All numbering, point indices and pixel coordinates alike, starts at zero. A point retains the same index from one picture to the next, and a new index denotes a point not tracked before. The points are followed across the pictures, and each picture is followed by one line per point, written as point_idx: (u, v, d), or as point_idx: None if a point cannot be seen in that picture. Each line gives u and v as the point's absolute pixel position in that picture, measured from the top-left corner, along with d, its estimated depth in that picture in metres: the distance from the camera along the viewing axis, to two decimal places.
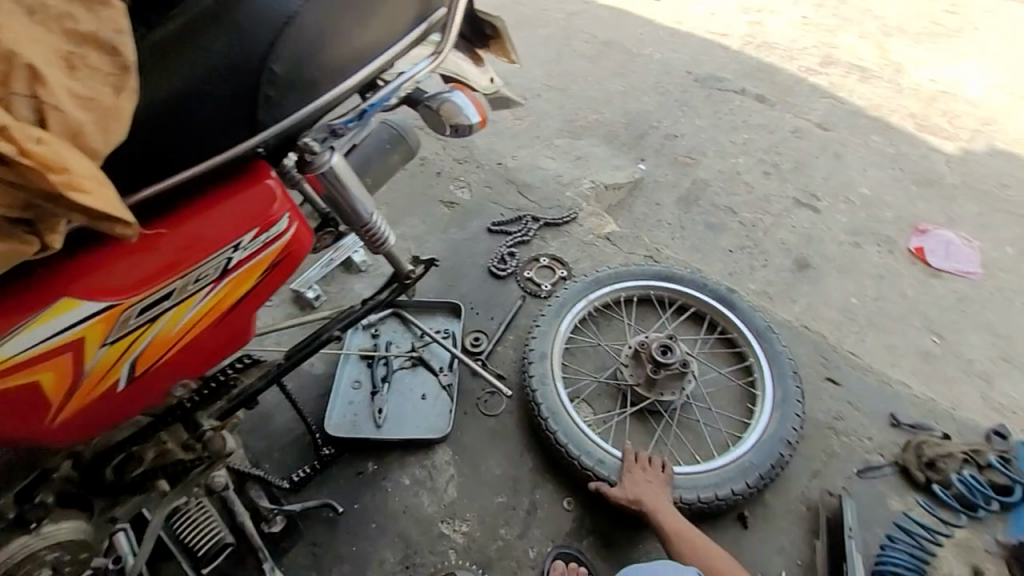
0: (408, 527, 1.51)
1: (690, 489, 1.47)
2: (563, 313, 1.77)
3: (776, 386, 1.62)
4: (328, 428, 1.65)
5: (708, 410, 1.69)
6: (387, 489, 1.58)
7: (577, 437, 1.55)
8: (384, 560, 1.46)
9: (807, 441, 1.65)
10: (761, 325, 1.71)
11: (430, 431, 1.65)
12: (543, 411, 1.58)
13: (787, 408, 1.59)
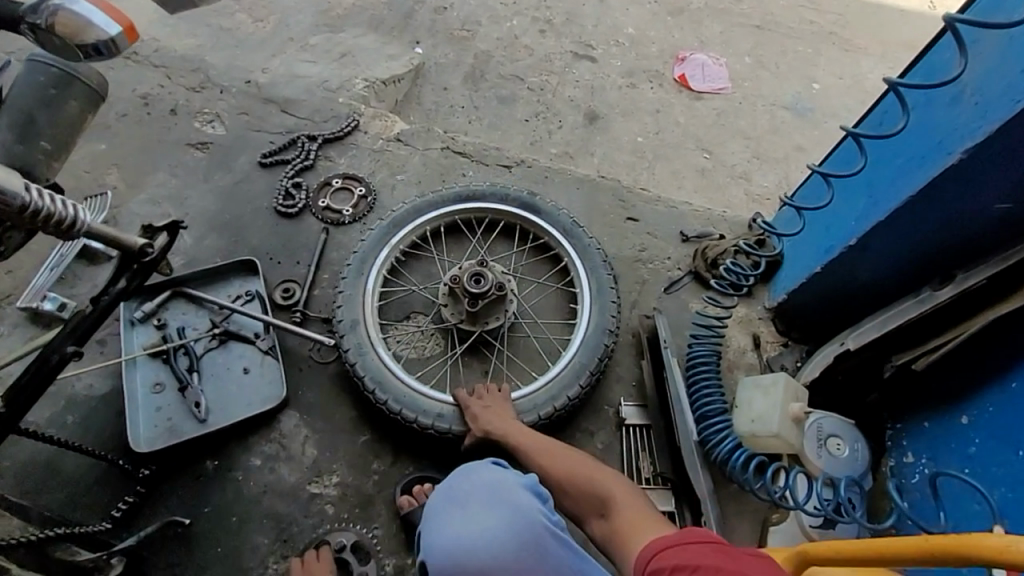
0: (277, 506, 1.41)
1: (530, 412, 1.47)
2: (365, 269, 1.59)
3: (589, 277, 1.62)
4: (138, 445, 1.41)
5: (537, 325, 1.67)
6: (242, 475, 1.44)
7: (410, 401, 1.45)
8: (260, 546, 1.37)
9: (622, 280, 1.83)
10: (565, 216, 1.69)
11: (263, 404, 1.49)
12: (368, 385, 1.46)
13: (604, 295, 1.61)
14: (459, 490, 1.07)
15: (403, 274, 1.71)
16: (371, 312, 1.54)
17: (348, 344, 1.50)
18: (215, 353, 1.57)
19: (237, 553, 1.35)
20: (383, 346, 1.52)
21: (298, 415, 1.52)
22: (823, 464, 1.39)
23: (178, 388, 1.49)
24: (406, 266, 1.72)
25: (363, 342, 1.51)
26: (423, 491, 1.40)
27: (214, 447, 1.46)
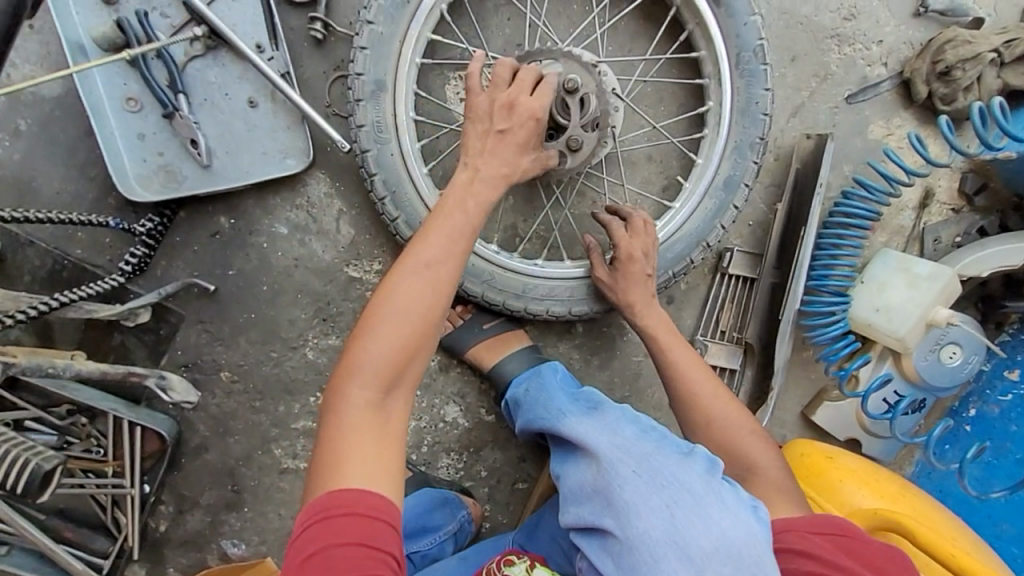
0: (311, 282, 1.23)
1: (563, 302, 1.16)
2: (410, 17, 1.03)
3: (736, 100, 1.09)
4: (128, 183, 1.11)
5: (620, 186, 1.22)
6: (265, 239, 1.21)
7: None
8: (297, 318, 1.25)
9: (799, 65, 1.23)
10: (752, 14, 1.06)
11: (285, 159, 1.15)
12: (379, 188, 1.06)
13: (747, 129, 1.10)
14: (684, 534, 0.72)
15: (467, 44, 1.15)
16: (407, 81, 1.04)
17: (365, 121, 1.04)
18: (207, 66, 1.11)
19: (272, 321, 1.24)
20: (410, 137, 1.07)
21: (327, 181, 1.20)
22: (924, 367, 1.23)
23: (162, 113, 1.09)
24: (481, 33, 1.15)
25: (384, 121, 1.05)
26: (456, 315, 1.25)
27: (228, 201, 1.19)
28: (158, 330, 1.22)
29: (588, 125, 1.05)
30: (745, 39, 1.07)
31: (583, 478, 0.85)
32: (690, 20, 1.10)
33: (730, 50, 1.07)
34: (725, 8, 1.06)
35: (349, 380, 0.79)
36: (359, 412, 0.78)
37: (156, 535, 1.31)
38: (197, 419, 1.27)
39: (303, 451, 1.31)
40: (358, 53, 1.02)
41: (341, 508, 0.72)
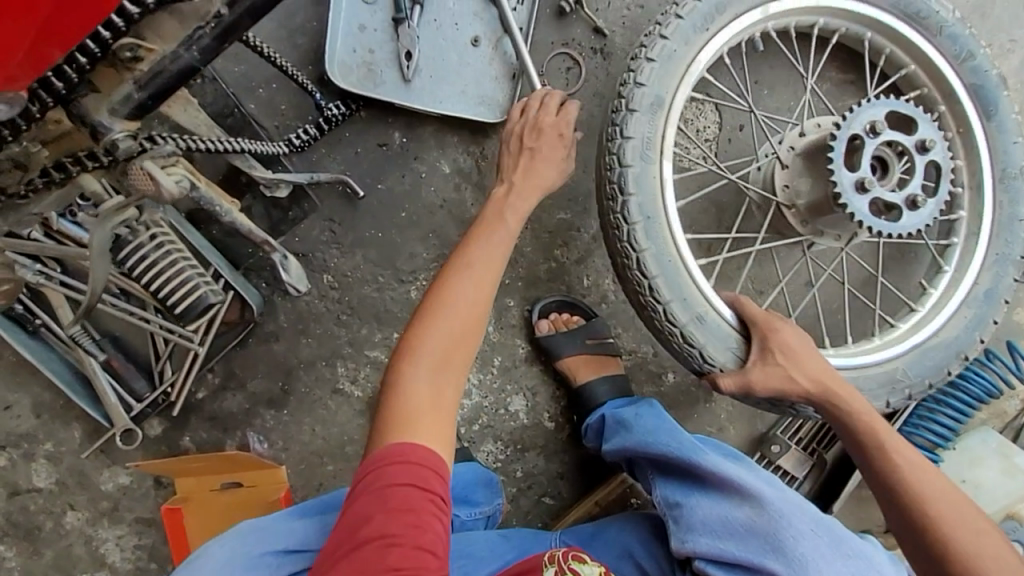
0: (448, 227, 1.22)
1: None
2: (727, 22, 0.97)
3: (998, 214, 1.06)
4: (331, 64, 1.10)
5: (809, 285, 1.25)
6: (426, 169, 1.20)
7: (673, 273, 0.97)
8: (418, 255, 1.23)
9: None
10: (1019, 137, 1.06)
11: (480, 105, 1.15)
12: (633, 212, 0.94)
13: (1006, 246, 1.06)
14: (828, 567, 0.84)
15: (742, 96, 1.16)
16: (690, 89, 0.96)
17: (638, 107, 0.94)
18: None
19: (395, 247, 1.23)
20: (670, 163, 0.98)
21: None
22: None
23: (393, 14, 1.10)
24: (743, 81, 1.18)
25: (653, 138, 0.96)
26: (562, 321, 1.22)
27: (408, 121, 1.18)
28: (286, 210, 1.19)
29: (912, 199, 0.92)
30: (1011, 158, 1.06)
31: (722, 507, 0.89)
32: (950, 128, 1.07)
33: (995, 165, 1.06)
34: (995, 123, 1.05)
35: (455, 277, 0.87)
36: (455, 317, 0.83)
37: (190, 400, 1.27)
38: (282, 308, 1.25)
39: (364, 380, 1.29)
40: (643, 64, 0.94)
41: (403, 460, 0.73)
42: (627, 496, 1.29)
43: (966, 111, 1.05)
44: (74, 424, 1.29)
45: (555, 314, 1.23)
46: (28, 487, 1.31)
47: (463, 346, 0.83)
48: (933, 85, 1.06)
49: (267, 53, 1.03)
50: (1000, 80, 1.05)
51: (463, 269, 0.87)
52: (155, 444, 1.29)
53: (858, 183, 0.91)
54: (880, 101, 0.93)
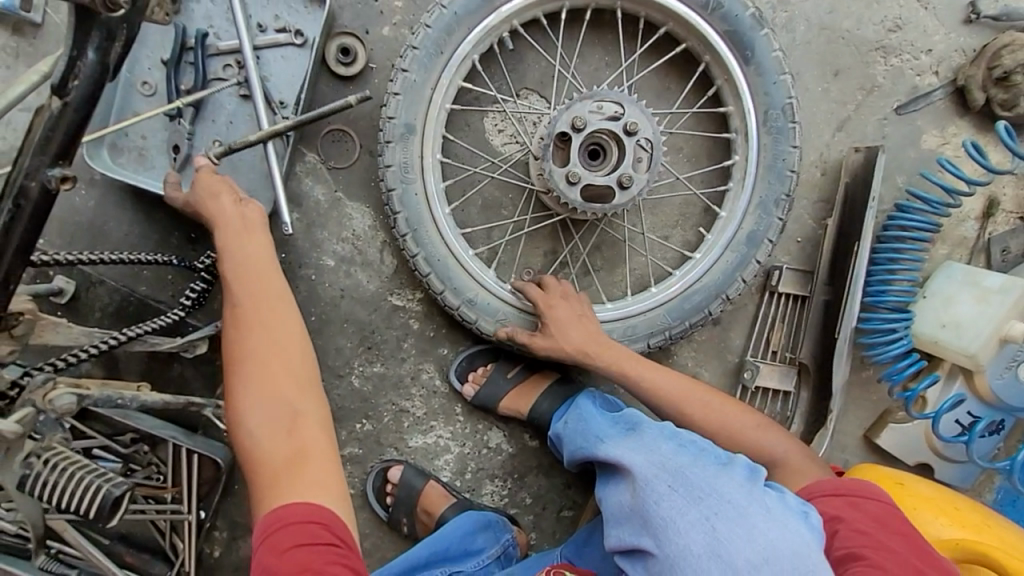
0: (356, 310, 1.27)
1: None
2: (460, 38, 1.06)
3: (762, 158, 1.09)
4: (94, 148, 1.14)
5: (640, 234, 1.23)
6: (314, 270, 1.25)
7: (444, 269, 1.14)
8: (342, 347, 1.28)
9: (842, 79, 1.20)
10: (783, 73, 1.06)
11: (249, 200, 1.19)
12: (401, 227, 1.11)
13: (772, 186, 1.09)
14: (728, 548, 0.69)
15: (492, 87, 1.17)
16: (435, 126, 1.09)
17: (392, 161, 1.09)
18: (227, 92, 1.17)
19: (321, 349, 1.28)
20: (434, 177, 1.12)
21: (371, 215, 1.23)
22: (999, 385, 1.15)
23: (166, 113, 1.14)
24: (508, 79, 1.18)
25: (411, 162, 1.10)
26: (480, 378, 1.25)
27: (277, 237, 1.24)
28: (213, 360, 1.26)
29: (620, 178, 1.01)
30: (775, 97, 1.07)
31: (625, 504, 0.81)
32: (719, 75, 1.09)
33: (760, 108, 1.07)
34: (754, 67, 1.06)
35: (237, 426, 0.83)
36: (262, 453, 0.82)
37: (210, 561, 1.34)
38: None
39: (349, 479, 1.33)
40: (390, 98, 1.07)
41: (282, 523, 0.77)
42: None
43: (726, 62, 1.07)
44: None
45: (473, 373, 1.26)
46: None
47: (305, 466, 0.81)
48: (690, 37, 1.08)
49: (118, 258, 1.11)
50: (754, 20, 1.05)
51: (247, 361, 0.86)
52: None
53: (567, 178, 1.02)
54: (586, 96, 1.02)
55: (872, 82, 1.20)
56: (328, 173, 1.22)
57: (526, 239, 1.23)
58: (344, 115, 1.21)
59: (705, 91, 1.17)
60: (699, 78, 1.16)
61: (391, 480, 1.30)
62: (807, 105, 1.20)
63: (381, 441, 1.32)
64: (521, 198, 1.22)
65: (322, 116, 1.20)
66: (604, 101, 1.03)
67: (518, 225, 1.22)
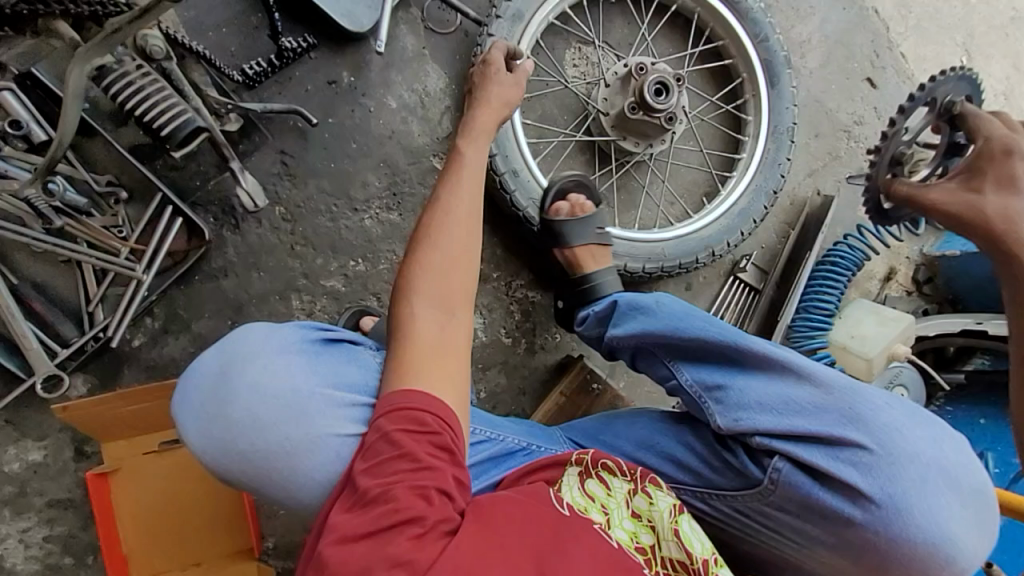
0: (398, 156, 1.33)
1: (587, 244, 1.32)
2: None
3: (764, 156, 1.41)
4: None
5: (659, 183, 1.46)
6: (375, 104, 1.31)
7: (503, 135, 1.26)
8: (370, 184, 1.31)
9: (820, 141, 1.59)
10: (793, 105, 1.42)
11: (343, 17, 1.24)
12: (482, 85, 1.25)
13: (766, 179, 1.41)
14: (955, 470, 0.86)
15: (582, 28, 1.41)
16: (540, 23, 1.28)
17: (496, 33, 1.26)
18: None
19: (348, 178, 1.30)
20: (522, 63, 1.29)
21: (446, 81, 1.35)
22: None
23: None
24: (597, 29, 1.42)
25: (510, 41, 1.27)
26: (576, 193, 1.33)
27: (353, 61, 1.29)
28: (237, 143, 1.23)
29: (670, 116, 1.28)
30: (783, 119, 1.41)
31: (781, 392, 0.91)
32: (749, 90, 1.43)
33: (772, 121, 1.41)
34: (777, 91, 1.41)
35: (407, 305, 0.84)
36: (425, 333, 0.82)
37: (125, 348, 1.18)
38: (231, 243, 1.23)
39: (320, 313, 1.28)
40: None
41: (402, 408, 0.75)
42: (588, 382, 1.29)
43: (757, 82, 1.41)
44: None
45: (566, 205, 1.26)
46: None
47: (423, 343, 0.81)
48: (738, 57, 1.42)
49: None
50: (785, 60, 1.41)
51: (435, 242, 0.89)
52: None
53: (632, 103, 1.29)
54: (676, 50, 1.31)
55: (837, 153, 1.61)
56: (423, 30, 1.33)
57: (567, 152, 1.42)
58: None
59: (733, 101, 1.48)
60: (731, 89, 1.48)
61: (362, 327, 1.25)
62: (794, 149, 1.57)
63: (367, 286, 1.31)
64: (574, 120, 1.42)
65: None
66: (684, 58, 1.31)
67: (563, 143, 1.41)
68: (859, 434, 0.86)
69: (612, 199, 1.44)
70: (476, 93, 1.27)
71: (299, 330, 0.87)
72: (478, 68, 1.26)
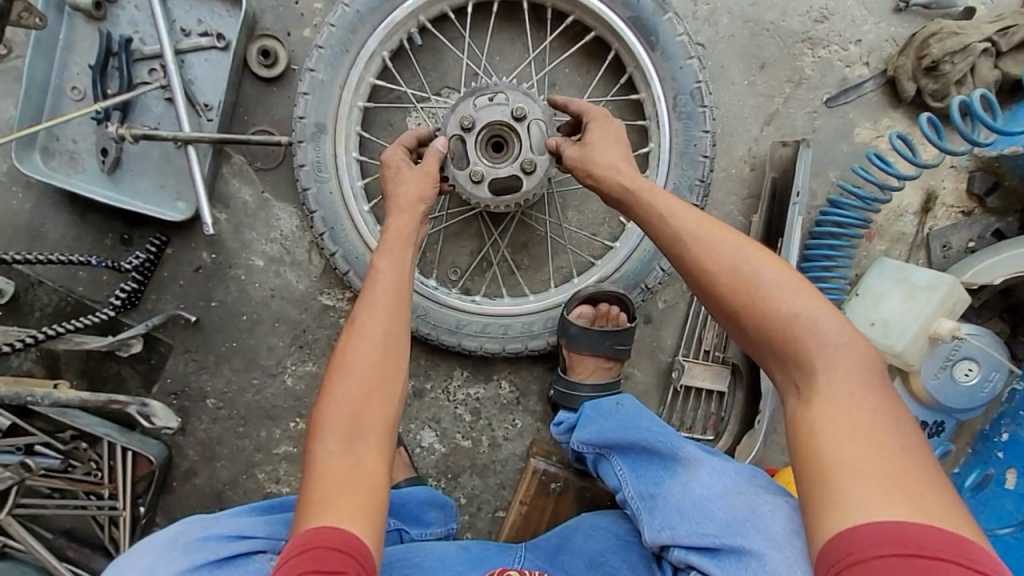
0: (289, 310, 1.28)
1: (496, 339, 1.14)
2: (365, 39, 1.08)
3: (674, 142, 1.07)
4: (26, 154, 1.18)
5: (564, 225, 1.22)
6: (244, 269, 1.27)
7: (362, 266, 1.13)
8: (276, 346, 1.30)
9: (769, 71, 1.18)
10: (689, 57, 1.05)
11: (177, 200, 1.22)
12: (317, 224, 1.12)
13: (685, 171, 1.07)
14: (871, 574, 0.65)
15: (406, 86, 1.17)
16: (346, 122, 1.10)
17: (305, 160, 1.10)
18: (154, 96, 1.19)
19: (255, 347, 1.30)
20: (349, 174, 1.12)
21: (298, 216, 1.25)
22: (934, 386, 1.11)
23: (93, 116, 1.17)
24: (426, 80, 1.18)
25: (324, 161, 1.10)
26: (602, 315, 1.12)
27: (207, 239, 1.26)
28: (149, 360, 1.30)
29: (471, 175, 1.00)
30: (683, 82, 1.05)
31: (680, 493, 0.78)
32: (628, 62, 1.09)
33: (668, 93, 1.06)
34: (661, 51, 1.05)
35: (318, 437, 0.76)
36: (337, 470, 0.73)
37: None
38: (187, 443, 1.34)
39: (284, 477, 1.34)
40: (299, 98, 1.08)
41: (299, 545, 0.68)
42: (546, 483, 1.18)
43: (632, 48, 1.06)
44: None
45: (586, 308, 1.13)
46: None
47: (336, 471, 0.73)
48: (598, 26, 1.08)
49: (42, 257, 1.11)
50: (657, 6, 1.04)
51: (348, 373, 0.78)
52: None
53: (470, 178, 1.00)
54: (468, 94, 1.01)
55: (799, 73, 1.18)
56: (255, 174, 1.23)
57: (446, 237, 1.22)
58: (269, 117, 1.21)
59: (619, 78, 1.15)
60: (611, 64, 1.15)
61: None
62: (732, 101, 1.18)
63: None
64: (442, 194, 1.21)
65: (246, 117, 1.22)
66: (485, 95, 1.01)
67: (444, 228, 1.21)
68: (743, 570, 0.66)
69: (517, 262, 1.22)
70: (317, 233, 1.13)
71: (205, 542, 0.86)
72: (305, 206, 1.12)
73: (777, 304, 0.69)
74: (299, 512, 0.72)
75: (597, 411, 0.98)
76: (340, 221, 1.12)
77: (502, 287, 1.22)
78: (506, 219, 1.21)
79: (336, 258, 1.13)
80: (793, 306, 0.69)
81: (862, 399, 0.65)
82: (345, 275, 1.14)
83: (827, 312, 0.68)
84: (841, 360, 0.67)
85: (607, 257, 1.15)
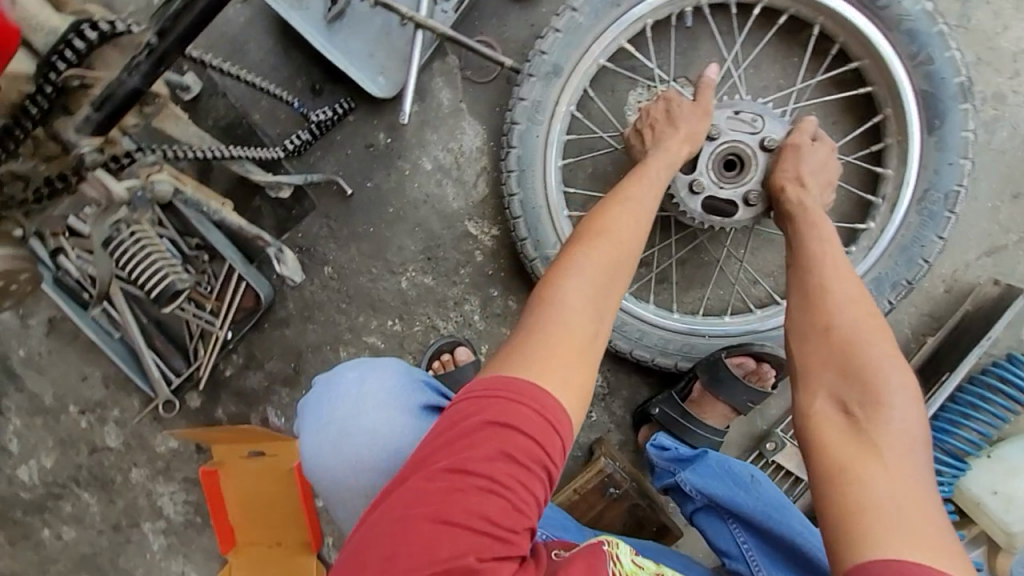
0: (435, 219, 1.29)
1: (628, 340, 1.13)
2: None
3: (900, 235, 1.00)
4: None
5: (735, 261, 1.18)
6: (411, 163, 1.27)
7: (535, 219, 1.11)
8: (407, 248, 1.31)
9: (1018, 204, 1.09)
10: (964, 157, 0.97)
11: (379, 75, 1.20)
12: (511, 162, 1.09)
13: (897, 267, 1.01)
14: None
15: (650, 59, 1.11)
16: (582, 75, 1.05)
17: (527, 96, 1.06)
18: None
19: (387, 241, 1.32)
20: (562, 124, 1.08)
21: (483, 138, 1.24)
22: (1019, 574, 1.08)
23: None
24: (672, 60, 1.11)
25: (545, 103, 1.07)
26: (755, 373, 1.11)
27: (390, 121, 1.26)
28: (289, 209, 1.32)
29: (692, 183, 0.97)
30: (943, 179, 0.97)
31: None
32: (893, 133, 1.01)
33: (920, 184, 0.99)
34: (937, 138, 0.97)
35: (564, 280, 0.73)
36: (571, 322, 0.70)
37: (223, 376, 1.46)
38: (291, 296, 1.40)
39: None
40: (550, 32, 1.04)
41: (509, 392, 0.62)
42: (605, 486, 1.20)
43: (908, 122, 0.98)
44: (133, 395, 1.55)
45: (750, 361, 1.11)
46: (104, 445, 1.59)
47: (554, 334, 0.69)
48: (881, 83, 1.00)
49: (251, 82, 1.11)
50: (960, 91, 0.95)
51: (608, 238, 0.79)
52: (195, 414, 1.49)
53: (689, 185, 0.97)
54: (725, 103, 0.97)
55: None
56: (461, 80, 1.22)
57: None
58: (501, 31, 1.18)
59: (868, 144, 1.08)
60: (869, 128, 1.07)
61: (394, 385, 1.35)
62: (964, 215, 1.10)
63: (403, 345, 1.36)
64: None
65: (477, 21, 1.18)
66: (741, 112, 0.97)
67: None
68: None
69: (673, 274, 1.19)
70: (508, 170, 1.10)
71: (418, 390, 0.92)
72: (507, 139, 1.09)
73: (847, 321, 0.75)
74: (505, 355, 0.67)
75: (723, 468, 0.96)
76: (533, 167, 1.10)
77: (649, 292, 1.19)
78: (682, 230, 1.17)
79: (514, 199, 1.11)
80: (863, 332, 0.73)
81: (920, 473, 0.64)
82: (514, 219, 1.12)
83: (895, 357, 0.71)
84: (906, 431, 0.66)
85: (773, 312, 1.12)
